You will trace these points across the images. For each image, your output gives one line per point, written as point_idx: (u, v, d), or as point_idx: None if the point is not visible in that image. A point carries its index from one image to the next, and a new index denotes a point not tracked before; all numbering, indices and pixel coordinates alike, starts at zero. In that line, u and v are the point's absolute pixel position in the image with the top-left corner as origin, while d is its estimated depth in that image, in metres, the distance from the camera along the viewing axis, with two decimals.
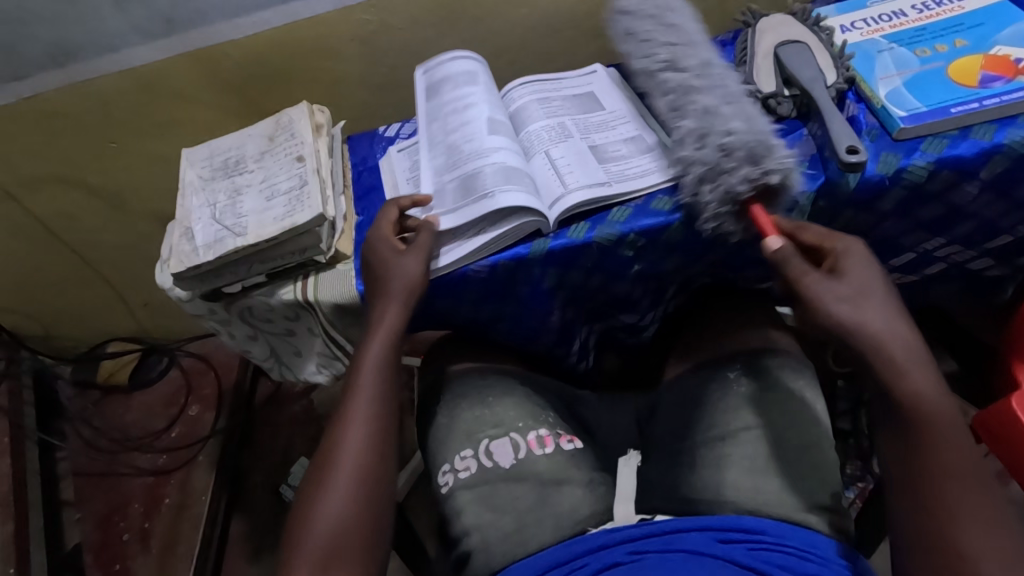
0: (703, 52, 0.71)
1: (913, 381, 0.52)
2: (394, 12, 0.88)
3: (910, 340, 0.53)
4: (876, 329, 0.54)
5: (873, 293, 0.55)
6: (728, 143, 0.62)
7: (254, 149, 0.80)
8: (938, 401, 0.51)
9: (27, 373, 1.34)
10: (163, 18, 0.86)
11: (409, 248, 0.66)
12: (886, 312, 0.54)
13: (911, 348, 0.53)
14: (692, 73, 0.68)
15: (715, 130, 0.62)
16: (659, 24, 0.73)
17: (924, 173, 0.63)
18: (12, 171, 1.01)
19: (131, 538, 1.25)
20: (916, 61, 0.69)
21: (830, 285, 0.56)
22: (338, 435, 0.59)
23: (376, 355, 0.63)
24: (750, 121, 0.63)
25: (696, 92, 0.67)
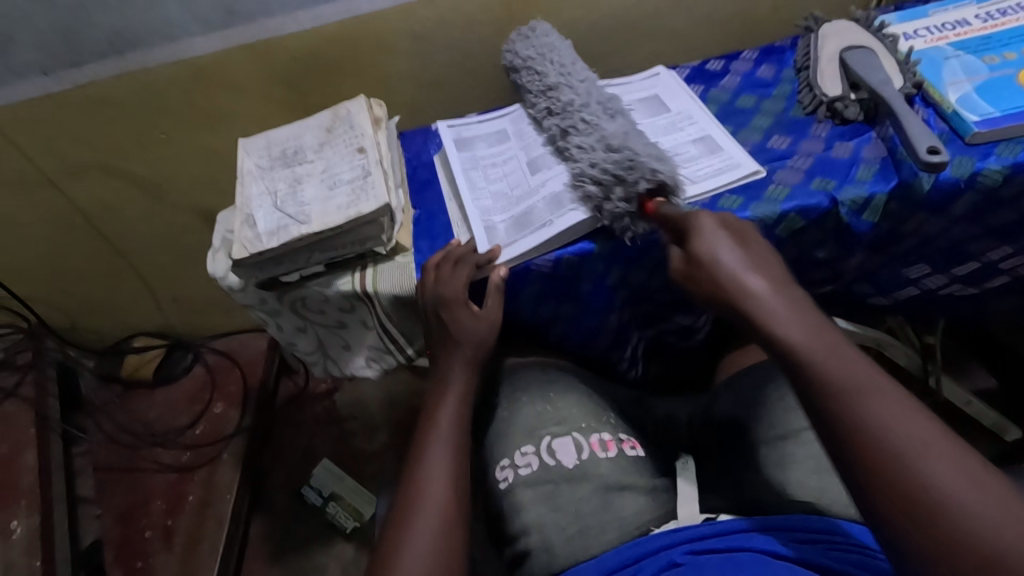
0: (571, 85, 0.76)
1: (781, 330, 0.48)
2: (454, 10, 0.89)
3: (763, 287, 0.51)
4: (732, 285, 0.52)
5: (725, 252, 0.55)
6: (601, 171, 0.66)
7: (312, 140, 0.80)
8: (808, 337, 0.47)
9: (52, 365, 1.31)
10: (224, 8, 0.86)
11: (482, 311, 0.68)
12: (743, 271, 0.53)
13: (772, 298, 0.51)
14: (561, 114, 0.74)
15: (582, 164, 0.68)
16: (535, 75, 0.80)
17: (1000, 177, 0.63)
18: (58, 158, 1.00)
19: (153, 535, 1.22)
20: (986, 68, 0.69)
21: (693, 259, 0.56)
22: (417, 487, 0.58)
23: (451, 410, 0.64)
24: (609, 144, 0.67)
25: (570, 130, 0.72)
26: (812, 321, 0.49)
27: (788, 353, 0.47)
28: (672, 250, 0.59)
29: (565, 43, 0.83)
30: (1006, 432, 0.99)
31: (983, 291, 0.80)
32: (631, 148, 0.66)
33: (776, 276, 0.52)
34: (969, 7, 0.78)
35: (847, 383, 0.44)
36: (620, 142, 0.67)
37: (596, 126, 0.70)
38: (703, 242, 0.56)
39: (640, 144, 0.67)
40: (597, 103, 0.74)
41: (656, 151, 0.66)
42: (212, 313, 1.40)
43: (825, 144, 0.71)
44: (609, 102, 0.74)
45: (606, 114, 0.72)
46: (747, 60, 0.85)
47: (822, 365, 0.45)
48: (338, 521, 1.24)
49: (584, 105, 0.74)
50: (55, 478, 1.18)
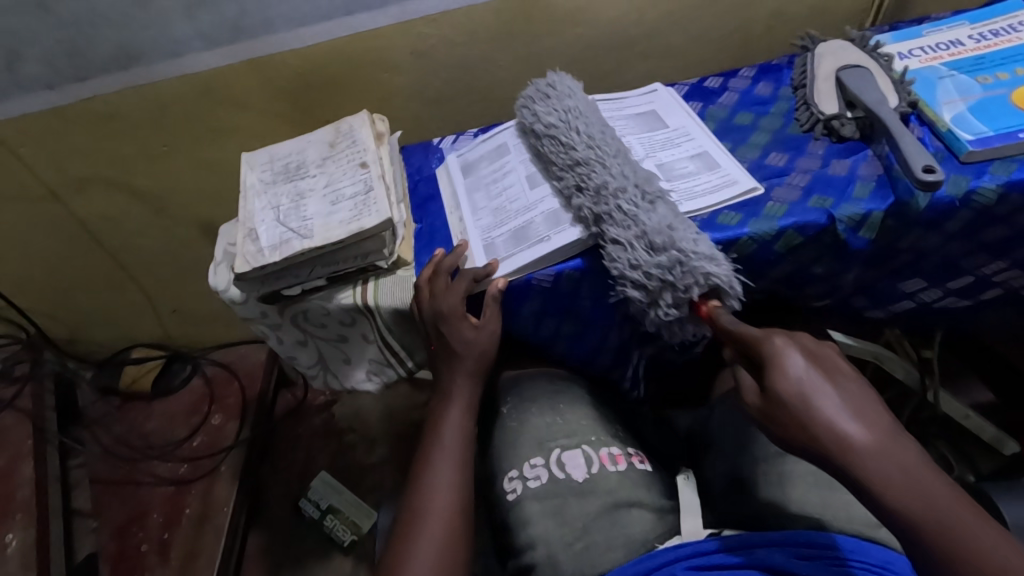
0: (601, 159, 0.69)
1: (891, 496, 0.44)
2: (455, 27, 0.90)
3: (872, 442, 0.45)
4: (831, 442, 0.45)
5: (818, 393, 0.47)
6: (649, 275, 0.62)
7: (315, 155, 0.81)
8: (924, 505, 0.43)
9: (49, 376, 1.31)
10: (230, 25, 0.87)
11: (481, 323, 0.68)
12: (844, 421, 0.46)
13: (883, 460, 0.44)
14: (591, 195, 0.67)
15: (625, 265, 0.64)
16: (558, 145, 0.72)
17: (994, 196, 0.64)
18: (62, 171, 1.01)
19: (150, 549, 1.21)
20: (979, 87, 0.71)
21: (775, 403, 0.48)
22: (422, 503, 0.59)
23: (456, 426, 0.65)
24: (655, 244, 0.62)
25: (604, 216, 0.65)
26: (921, 472, 0.44)
27: (898, 518, 0.44)
28: (743, 375, 0.54)
29: (586, 107, 0.76)
30: (1002, 445, 0.99)
31: (978, 305, 0.80)
32: (677, 251, 0.61)
33: (879, 418, 0.46)
34: (962, 28, 0.79)
35: (978, 563, 0.41)
36: (664, 240, 0.62)
37: (637, 216, 0.63)
38: (789, 383, 0.48)
39: (687, 240, 0.62)
40: (635, 184, 0.66)
41: (706, 250, 0.61)
42: (211, 324, 1.40)
43: (822, 161, 0.72)
44: (646, 180, 0.66)
45: (646, 202, 0.65)
46: (744, 77, 0.87)
47: (947, 539, 0.42)
48: (336, 535, 1.23)
49: (620, 186, 0.66)
50: (52, 490, 1.17)
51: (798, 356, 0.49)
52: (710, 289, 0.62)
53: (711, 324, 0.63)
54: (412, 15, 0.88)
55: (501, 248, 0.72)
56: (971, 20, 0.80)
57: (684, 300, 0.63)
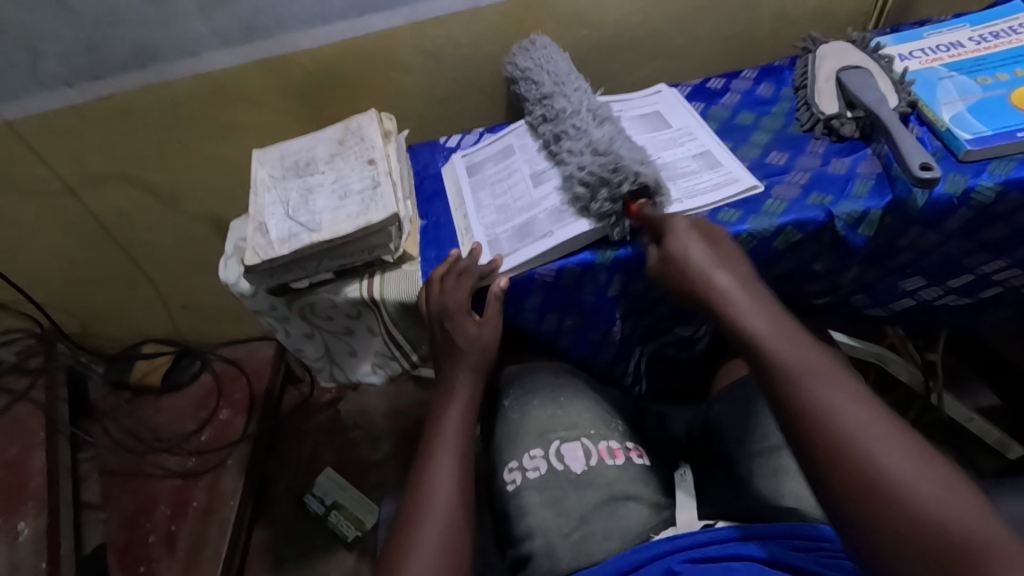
0: (566, 94, 0.80)
1: (741, 320, 0.55)
2: (463, 28, 0.92)
3: (727, 285, 0.58)
4: (699, 280, 0.59)
5: (698, 256, 0.60)
6: (588, 174, 0.69)
7: (324, 152, 0.83)
8: (770, 332, 0.54)
9: (63, 369, 1.34)
10: (244, 25, 0.89)
11: (484, 319, 0.70)
12: (712, 269, 0.59)
13: (730, 295, 0.57)
14: (556, 121, 0.78)
15: (572, 169, 0.71)
16: (532, 82, 0.84)
17: (992, 195, 0.64)
18: (78, 166, 1.04)
19: (157, 540, 1.23)
20: (978, 88, 0.71)
21: (666, 256, 0.62)
22: (422, 495, 0.60)
23: (455, 419, 0.66)
24: (600, 149, 0.70)
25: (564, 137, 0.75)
26: (765, 311, 0.56)
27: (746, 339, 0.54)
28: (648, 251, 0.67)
29: (566, 60, 0.87)
30: (1007, 449, 0.99)
31: (979, 306, 0.81)
32: (615, 156, 0.68)
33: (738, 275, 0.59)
34: (963, 30, 0.80)
35: (794, 368, 0.51)
36: (606, 146, 0.70)
37: (587, 132, 0.74)
38: (676, 240, 0.62)
39: (627, 150, 0.70)
40: (591, 110, 0.77)
41: (640, 155, 0.69)
42: (220, 320, 1.42)
43: (822, 160, 0.73)
44: (602, 109, 0.77)
45: (597, 121, 0.75)
46: (747, 79, 0.88)
47: (778, 350, 0.52)
48: (340, 530, 1.24)
49: (578, 113, 0.77)
50: (62, 481, 1.19)
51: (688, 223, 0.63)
52: (640, 188, 0.66)
53: (639, 220, 0.67)
54: (421, 16, 0.90)
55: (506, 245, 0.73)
56: (972, 23, 0.81)
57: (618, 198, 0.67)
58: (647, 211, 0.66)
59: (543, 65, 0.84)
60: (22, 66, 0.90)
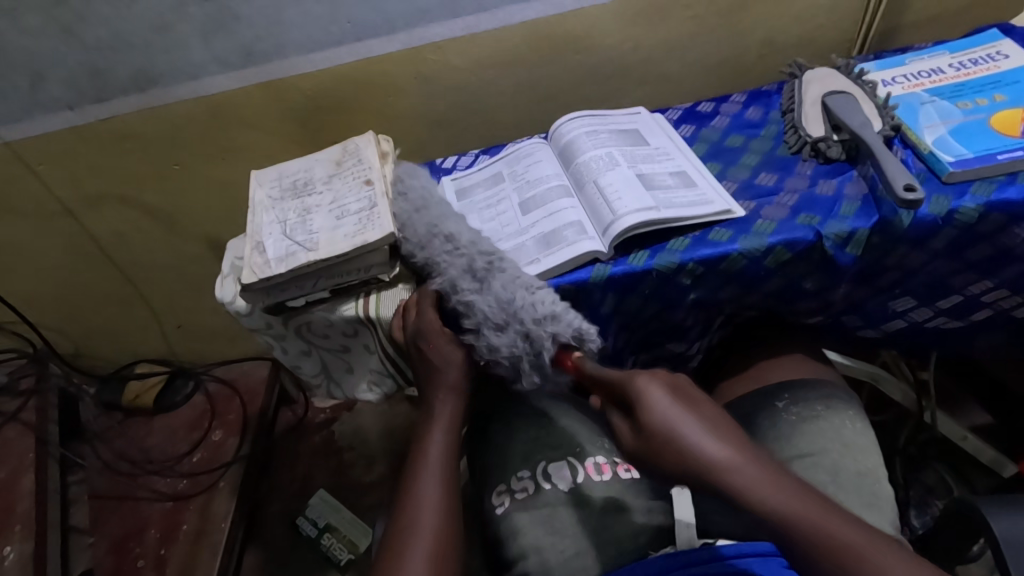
0: (437, 251, 0.71)
1: (761, 494, 0.47)
2: (459, 53, 0.94)
3: (729, 456, 0.48)
4: (698, 461, 0.49)
5: (682, 423, 0.50)
6: (502, 353, 0.65)
7: (322, 172, 0.84)
8: (800, 506, 0.46)
9: (55, 391, 1.32)
10: (243, 50, 0.91)
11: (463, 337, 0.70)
12: (700, 438, 0.49)
13: (741, 470, 0.48)
14: (447, 271, 0.70)
15: (487, 330, 0.66)
16: (298, 206, 0.80)
17: (975, 215, 0.66)
18: (77, 187, 1.04)
19: (146, 565, 1.21)
20: (959, 112, 0.74)
21: (645, 437, 0.52)
22: (408, 523, 0.59)
23: (439, 445, 0.65)
24: (500, 322, 0.65)
25: (460, 284, 0.68)
26: (772, 471, 0.48)
27: (773, 518, 0.46)
28: (619, 422, 0.56)
29: (428, 195, 0.78)
30: (1002, 468, 0.99)
31: (970, 325, 0.82)
32: (523, 319, 0.64)
33: (729, 441, 0.49)
34: (943, 57, 0.83)
35: (834, 550, 0.44)
36: (508, 313, 0.65)
37: (473, 301, 0.66)
38: (650, 418, 0.51)
39: (527, 306, 0.65)
40: (468, 263, 0.69)
41: (547, 310, 0.64)
42: (214, 341, 1.41)
43: (810, 181, 0.75)
44: (478, 260, 0.69)
45: (479, 278, 0.68)
46: (736, 103, 0.90)
47: (816, 531, 0.45)
48: (333, 553, 1.22)
49: (456, 274, 0.69)
50: (51, 503, 1.17)
51: (652, 382, 0.54)
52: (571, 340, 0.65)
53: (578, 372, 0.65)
54: (418, 42, 0.92)
55: None
56: (951, 51, 0.84)
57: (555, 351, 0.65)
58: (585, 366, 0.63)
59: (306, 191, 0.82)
60: (24, 89, 0.92)
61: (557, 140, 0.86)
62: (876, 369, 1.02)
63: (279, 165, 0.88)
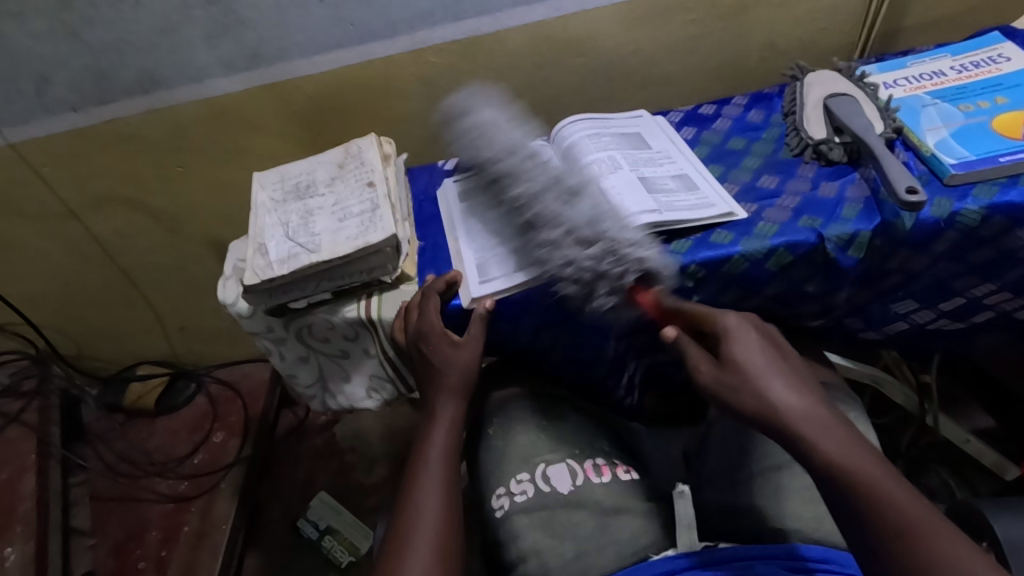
0: (526, 169, 0.72)
1: (823, 445, 0.51)
2: (462, 56, 0.94)
3: (802, 406, 0.53)
4: (769, 406, 0.53)
5: (763, 371, 0.55)
6: (582, 267, 0.63)
7: (324, 175, 0.84)
8: (856, 461, 0.50)
9: (56, 392, 1.33)
10: (247, 53, 0.91)
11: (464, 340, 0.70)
12: (779, 386, 0.54)
13: (811, 418, 0.52)
14: (530, 184, 0.70)
15: (564, 247, 0.64)
16: (300, 208, 0.80)
17: (977, 218, 0.66)
18: (80, 189, 1.05)
19: (146, 567, 1.21)
20: (961, 115, 0.74)
21: (728, 369, 0.56)
22: (409, 524, 0.59)
23: (440, 446, 0.66)
24: (586, 235, 0.64)
25: (539, 201, 0.69)
26: (844, 432, 0.52)
27: (830, 468, 0.50)
28: (697, 354, 0.60)
29: (379, 202, 0.77)
30: (1004, 471, 0.99)
31: (972, 327, 0.82)
32: (609, 240, 0.63)
33: (804, 390, 0.54)
34: (945, 59, 0.83)
35: (895, 509, 0.47)
36: (592, 228, 0.64)
37: (562, 215, 0.66)
38: (738, 355, 0.57)
39: (616, 229, 0.64)
40: (556, 183, 0.70)
41: (631, 235, 0.65)
42: (216, 342, 1.41)
43: (811, 184, 0.75)
44: (566, 179, 0.71)
45: (566, 195, 0.68)
46: (737, 105, 0.90)
47: (882, 497, 0.47)
48: (333, 555, 1.22)
49: (543, 189, 0.69)
50: (52, 504, 1.17)
51: (746, 335, 0.59)
52: (652, 272, 0.64)
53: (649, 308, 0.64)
54: (421, 45, 0.93)
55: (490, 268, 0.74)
56: (953, 53, 0.84)
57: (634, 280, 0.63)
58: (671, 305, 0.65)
59: (308, 194, 0.82)
60: (29, 92, 0.92)
61: (558, 143, 0.86)
62: (878, 371, 1.02)
63: (278, 168, 0.88)
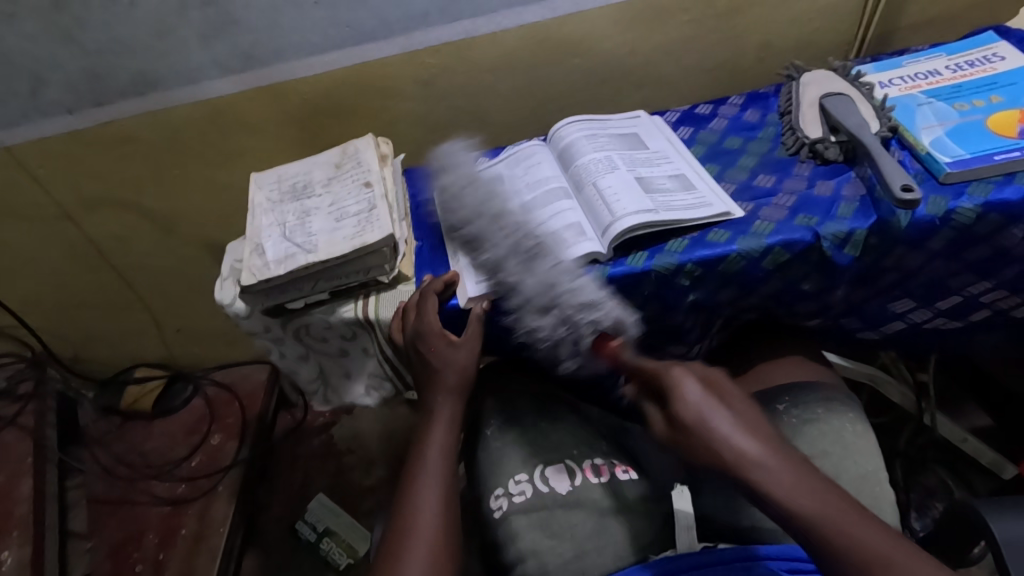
0: (485, 234, 0.75)
1: (782, 493, 0.46)
2: (458, 56, 0.94)
3: (754, 452, 0.48)
4: (725, 458, 0.48)
5: (714, 418, 0.50)
6: (545, 336, 0.71)
7: (321, 175, 0.84)
8: (821, 508, 0.45)
9: (53, 395, 1.32)
10: (243, 55, 0.92)
11: (461, 340, 0.70)
12: (728, 433, 0.49)
13: (763, 466, 0.47)
14: (489, 251, 0.74)
15: (529, 318, 0.70)
16: (297, 209, 0.80)
17: (973, 216, 0.66)
18: (76, 191, 1.05)
19: (144, 570, 1.20)
20: (956, 113, 0.74)
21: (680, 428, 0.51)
22: (406, 524, 0.59)
23: (438, 449, 0.65)
24: (542, 307, 0.69)
25: (500, 264, 0.72)
26: (802, 472, 0.47)
27: (798, 520, 0.45)
28: (653, 412, 0.55)
29: (473, 179, 0.82)
30: (1002, 470, 0.99)
31: (968, 326, 0.82)
32: (561, 311, 0.69)
33: (757, 433, 0.49)
34: (940, 59, 0.83)
35: (871, 556, 0.43)
36: (549, 299, 0.69)
37: (517, 284, 0.70)
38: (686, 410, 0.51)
39: (569, 292, 0.69)
40: (514, 246, 0.72)
41: (587, 299, 0.68)
42: (214, 344, 1.41)
43: (808, 183, 0.75)
44: (526, 241, 0.72)
45: (526, 259, 0.71)
46: (734, 105, 0.91)
47: (848, 537, 0.44)
48: (332, 558, 1.21)
49: (502, 254, 0.72)
50: (48, 508, 1.16)
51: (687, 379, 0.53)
52: (611, 327, 0.69)
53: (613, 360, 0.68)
54: (417, 45, 0.93)
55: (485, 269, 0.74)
56: (948, 53, 0.84)
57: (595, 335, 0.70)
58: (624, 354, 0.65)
59: (305, 194, 0.82)
60: (25, 94, 0.92)
61: (555, 143, 0.86)
62: (876, 370, 1.02)
63: (274, 169, 0.88)
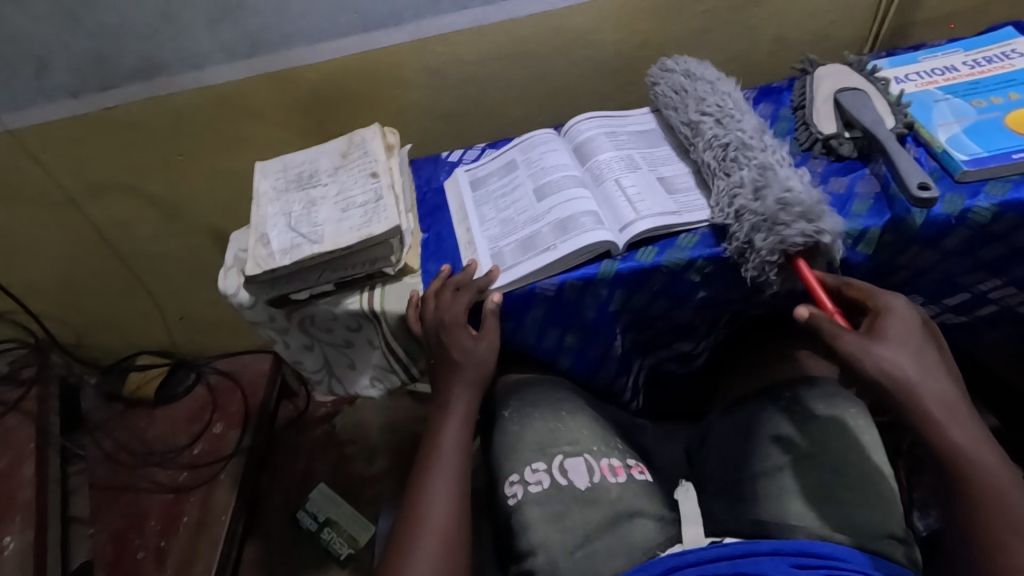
0: (738, 116, 0.74)
1: (955, 435, 0.55)
2: (466, 45, 0.93)
3: (943, 396, 0.56)
4: (910, 384, 0.56)
5: (905, 361, 0.57)
6: (770, 205, 0.64)
7: (327, 164, 0.83)
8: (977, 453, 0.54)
9: (55, 380, 1.31)
10: (250, 40, 0.90)
11: (481, 335, 0.70)
12: (925, 374, 0.57)
13: (952, 407, 0.56)
14: (744, 130, 0.73)
15: (773, 184, 0.66)
16: (303, 199, 0.79)
17: (989, 215, 0.65)
18: (80, 176, 1.04)
19: (146, 557, 1.21)
20: (973, 110, 0.73)
21: (876, 346, 0.58)
22: (419, 517, 0.59)
23: (453, 443, 0.65)
24: (789, 185, 0.66)
25: (749, 147, 0.71)
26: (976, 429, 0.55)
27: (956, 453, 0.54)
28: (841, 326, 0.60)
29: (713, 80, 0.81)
30: None
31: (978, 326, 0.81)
32: (815, 201, 0.65)
33: (950, 382, 0.58)
34: (957, 54, 0.82)
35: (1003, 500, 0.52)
36: (797, 185, 0.66)
37: (764, 160, 0.69)
38: (890, 343, 0.58)
39: (809, 193, 0.66)
40: (756, 131, 0.73)
41: (817, 202, 0.65)
42: (217, 332, 1.41)
43: (821, 179, 0.74)
44: (750, 135, 0.72)
45: (742, 144, 0.71)
46: (746, 99, 0.89)
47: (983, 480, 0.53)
48: (333, 547, 1.22)
49: (748, 129, 0.73)
50: (51, 492, 1.16)
51: (896, 321, 0.60)
52: (823, 245, 0.65)
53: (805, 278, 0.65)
54: (425, 33, 0.91)
55: (496, 261, 0.74)
56: (965, 48, 0.83)
57: (809, 242, 0.63)
58: (829, 280, 0.65)
59: (310, 185, 0.81)
60: (28, 76, 0.90)
61: (571, 138, 0.86)
62: None
63: (278, 158, 0.87)
